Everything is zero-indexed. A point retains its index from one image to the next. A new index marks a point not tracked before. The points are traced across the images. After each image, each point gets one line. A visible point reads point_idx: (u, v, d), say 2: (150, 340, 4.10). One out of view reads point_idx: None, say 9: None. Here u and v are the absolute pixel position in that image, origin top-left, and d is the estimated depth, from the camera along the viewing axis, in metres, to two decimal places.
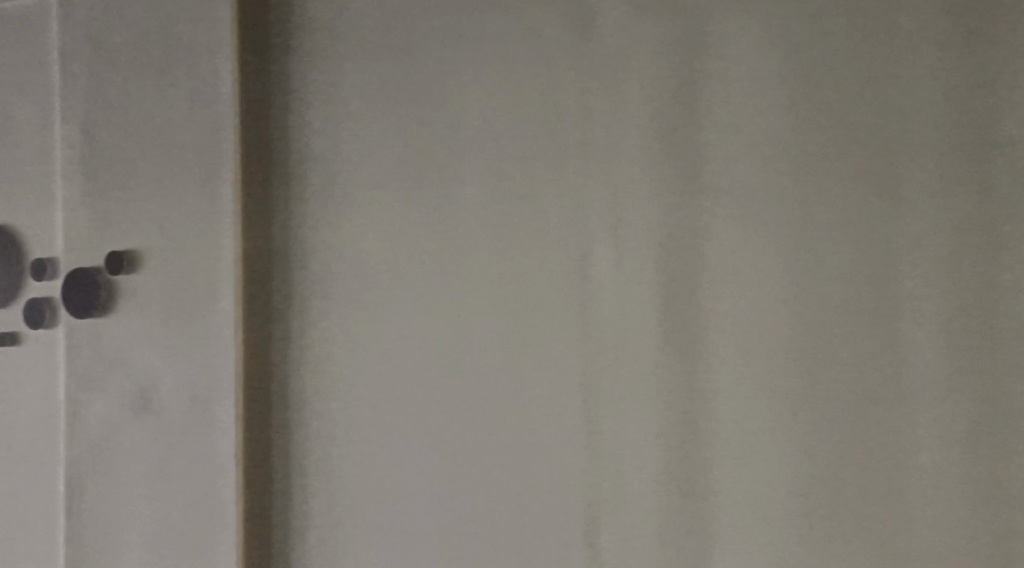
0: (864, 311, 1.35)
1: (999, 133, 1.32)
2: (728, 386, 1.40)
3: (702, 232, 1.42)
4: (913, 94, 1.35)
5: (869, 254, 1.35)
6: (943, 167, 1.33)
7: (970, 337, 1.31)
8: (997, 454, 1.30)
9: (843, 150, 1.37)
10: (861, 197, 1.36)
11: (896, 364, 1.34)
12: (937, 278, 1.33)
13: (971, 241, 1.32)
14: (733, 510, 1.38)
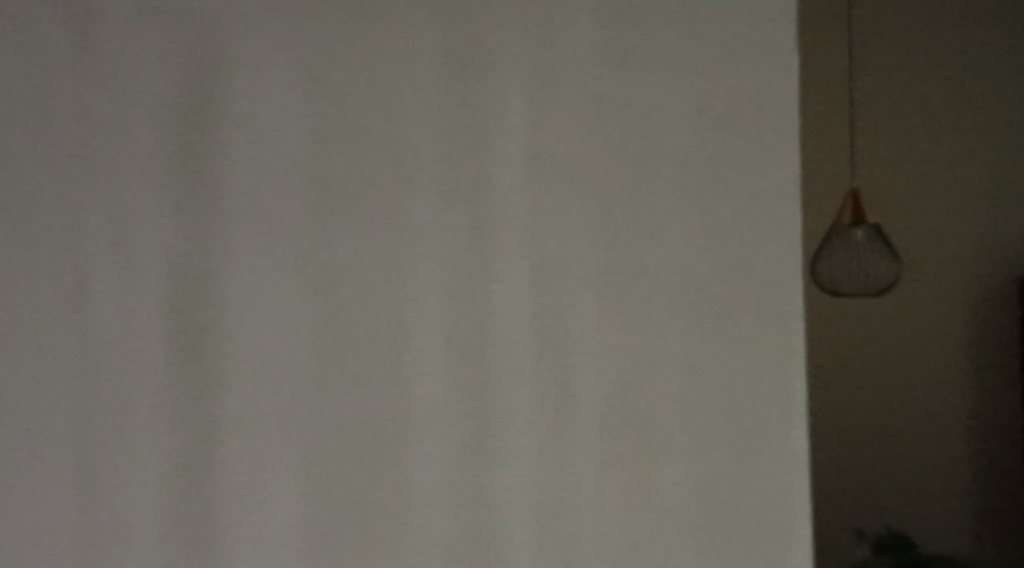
0: (330, 280, 1.01)
1: (499, 76, 1.03)
2: (460, 336, 1.02)
3: (347, 140, 1.02)
4: (398, 20, 1.03)
5: (365, 210, 1.02)
6: (430, 110, 1.03)
7: (453, 321, 1.02)
8: (480, 462, 1.01)
9: (340, 83, 1.02)
10: (597, 95, 1.03)
11: (668, 284, 1.03)
12: (463, 239, 1.02)
13: (456, 199, 1.02)
14: (220, 538, 1.00)
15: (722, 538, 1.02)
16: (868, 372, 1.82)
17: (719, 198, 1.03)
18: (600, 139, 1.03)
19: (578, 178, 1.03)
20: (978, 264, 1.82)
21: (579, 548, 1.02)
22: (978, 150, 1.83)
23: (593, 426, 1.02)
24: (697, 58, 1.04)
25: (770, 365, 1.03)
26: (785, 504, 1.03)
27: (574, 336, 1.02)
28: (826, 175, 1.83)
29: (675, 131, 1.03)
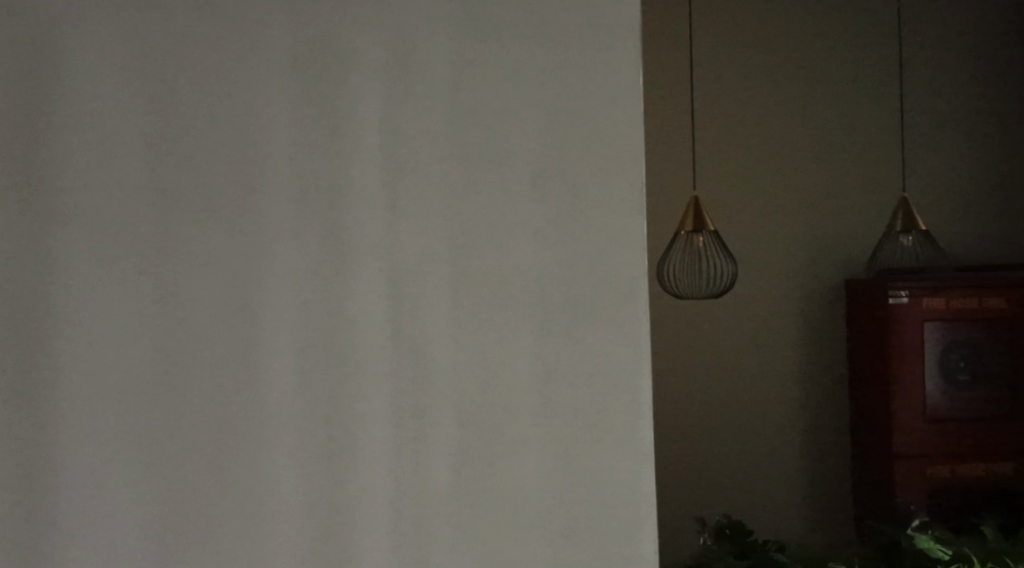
0: (182, 287, 1.02)
1: (353, 84, 1.04)
2: (313, 329, 1.03)
3: (197, 138, 1.03)
4: (252, 27, 1.04)
5: (216, 217, 1.03)
6: (284, 116, 1.04)
7: (305, 327, 1.03)
8: (333, 447, 1.04)
9: (191, 88, 1.03)
10: (449, 94, 1.05)
11: (518, 274, 1.06)
12: (316, 246, 1.03)
13: (307, 205, 1.03)
14: (73, 540, 1.01)
15: (573, 512, 1.06)
16: (705, 368, 1.91)
17: (568, 192, 1.06)
18: (454, 137, 1.05)
19: (432, 186, 1.05)
20: (807, 266, 1.93)
21: (430, 547, 1.05)
22: (808, 159, 1.94)
23: (445, 412, 1.05)
24: (550, 67, 1.06)
25: (620, 369, 1.07)
26: (632, 491, 1.07)
27: (426, 324, 1.04)
28: (669, 177, 1.90)
29: (525, 130, 1.06)
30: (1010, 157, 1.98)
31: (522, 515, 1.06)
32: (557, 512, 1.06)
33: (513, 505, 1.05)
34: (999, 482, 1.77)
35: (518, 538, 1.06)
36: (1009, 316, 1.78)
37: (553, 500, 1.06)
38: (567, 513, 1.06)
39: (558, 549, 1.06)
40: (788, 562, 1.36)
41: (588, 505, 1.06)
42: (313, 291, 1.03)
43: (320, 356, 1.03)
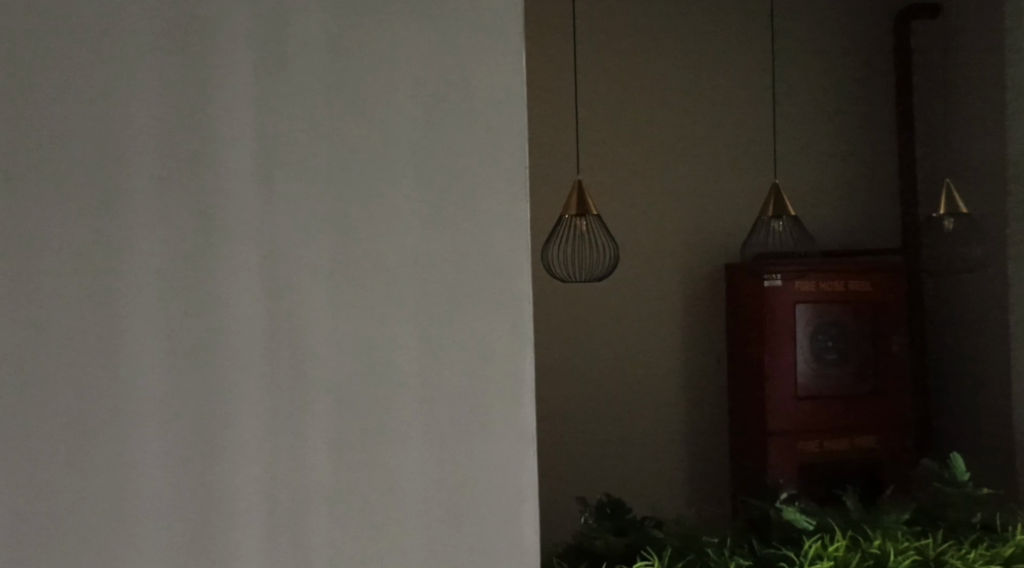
0: (42, 271, 0.98)
1: (228, 66, 1.01)
2: (184, 316, 1.00)
3: (61, 119, 0.99)
4: (121, 2, 1.00)
5: (77, 196, 0.99)
6: (149, 90, 1.00)
7: (164, 305, 1.00)
8: (204, 436, 1.01)
9: (55, 67, 0.99)
10: (330, 79, 1.03)
11: (398, 259, 1.05)
12: (180, 223, 1.00)
13: (168, 180, 1.00)
14: None
15: (452, 496, 1.07)
16: (588, 351, 1.93)
17: (450, 178, 1.06)
18: (334, 122, 1.03)
19: (312, 166, 1.03)
20: (686, 250, 1.98)
21: (305, 536, 1.03)
22: (688, 145, 1.98)
23: (322, 399, 1.03)
24: (431, 49, 1.06)
25: (502, 351, 1.08)
26: (512, 474, 1.08)
27: (303, 311, 1.03)
28: (553, 160, 1.90)
29: (406, 115, 1.05)
30: (877, 148, 2.08)
31: (401, 502, 1.05)
32: (436, 497, 1.06)
33: (392, 491, 1.05)
34: (862, 455, 1.89)
35: (396, 523, 1.05)
36: (872, 297, 1.89)
37: (433, 485, 1.06)
38: (446, 497, 1.06)
39: (436, 534, 1.06)
40: (666, 539, 1.39)
41: (467, 489, 1.07)
42: (184, 277, 1.00)
43: (191, 343, 1.01)
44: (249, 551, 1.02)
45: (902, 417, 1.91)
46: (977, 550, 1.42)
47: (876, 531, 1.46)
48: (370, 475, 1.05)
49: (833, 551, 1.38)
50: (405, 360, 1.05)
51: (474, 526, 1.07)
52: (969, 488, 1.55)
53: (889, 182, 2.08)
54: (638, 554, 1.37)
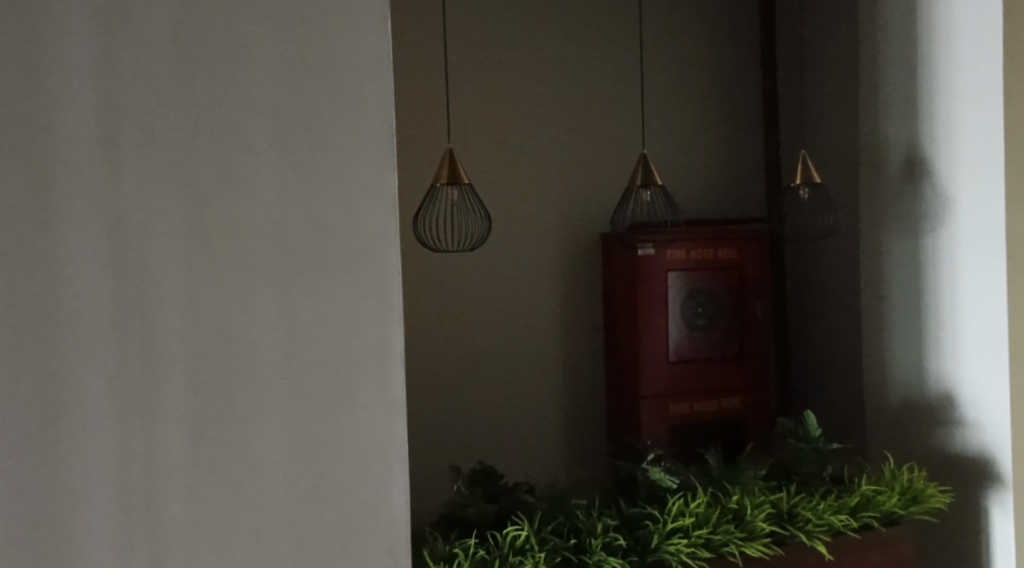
0: None
1: (83, 48, 1.04)
2: (40, 290, 1.03)
3: None
4: None
5: None
6: None
7: (10, 280, 1.02)
8: (59, 406, 1.04)
9: None
10: (187, 61, 1.07)
11: (258, 232, 1.09)
12: (26, 196, 1.03)
13: (12, 154, 1.02)
14: None
15: (314, 457, 1.12)
16: (461, 322, 1.88)
17: (307, 153, 1.11)
18: (192, 101, 1.07)
19: (175, 140, 1.06)
20: (562, 220, 1.97)
21: (164, 500, 1.07)
22: (559, 109, 1.96)
23: (182, 367, 1.07)
24: (295, 29, 1.10)
25: (368, 320, 1.13)
26: (377, 435, 1.14)
27: (160, 283, 1.06)
28: (419, 129, 1.84)
29: (262, 94, 1.09)
30: (741, 118, 2.13)
31: (263, 464, 1.10)
32: (298, 459, 1.11)
33: (254, 454, 1.10)
34: (729, 415, 2.00)
35: (257, 485, 1.10)
36: (737, 265, 2.00)
37: (295, 447, 1.11)
38: (310, 457, 1.11)
39: (300, 493, 1.11)
40: (535, 502, 1.44)
41: (328, 449, 1.12)
42: (41, 253, 1.03)
43: (49, 316, 1.03)
44: (104, 520, 1.05)
45: (759, 380, 2.05)
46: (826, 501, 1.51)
47: (734, 486, 1.54)
48: (231, 440, 1.09)
49: (694, 507, 1.43)
50: (266, 328, 1.10)
51: (338, 484, 1.12)
52: (818, 443, 1.63)
53: (752, 149, 2.14)
54: (508, 518, 1.40)
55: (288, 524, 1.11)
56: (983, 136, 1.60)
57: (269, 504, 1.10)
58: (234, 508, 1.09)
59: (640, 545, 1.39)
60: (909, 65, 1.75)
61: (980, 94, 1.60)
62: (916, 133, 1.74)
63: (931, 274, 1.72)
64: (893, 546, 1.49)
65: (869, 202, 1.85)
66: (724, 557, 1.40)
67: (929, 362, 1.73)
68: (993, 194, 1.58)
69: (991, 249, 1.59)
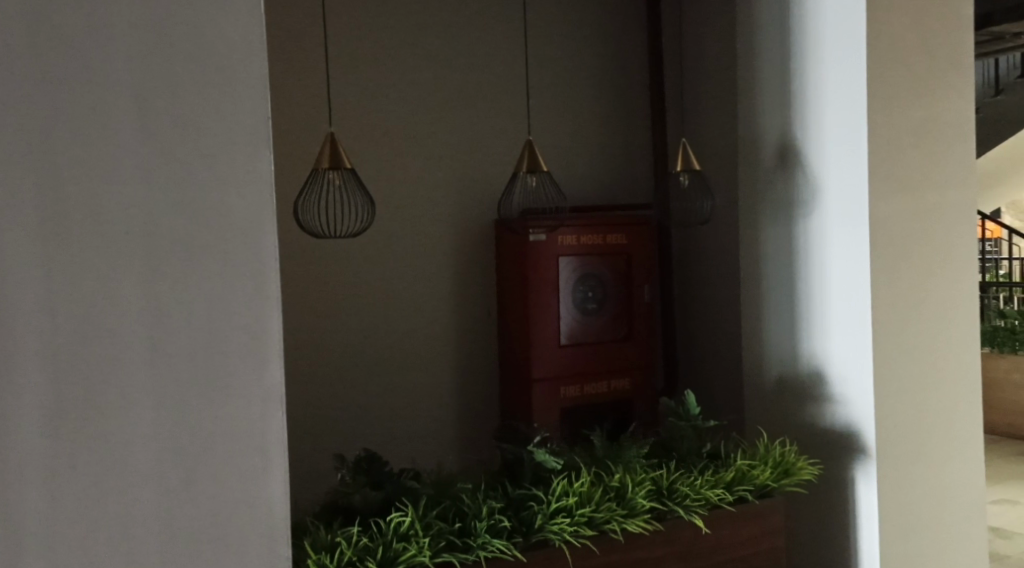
0: None
1: None
2: None
3: None
4: None
5: None
6: None
7: None
8: None
9: None
10: (46, 40, 1.02)
11: (124, 219, 1.06)
12: None
13: None
14: None
15: (185, 451, 1.09)
16: (346, 310, 1.86)
17: (175, 139, 1.08)
18: (51, 83, 1.02)
19: (29, 124, 1.02)
20: (448, 206, 1.96)
21: (24, 497, 1.02)
22: (445, 97, 1.96)
23: (41, 361, 1.02)
24: (165, 8, 1.07)
25: (244, 307, 1.11)
26: (253, 426, 1.12)
27: (15, 270, 1.01)
28: (301, 115, 1.81)
29: (127, 79, 1.05)
30: (621, 107, 2.17)
31: (131, 458, 1.06)
32: (171, 451, 1.08)
33: (120, 447, 1.06)
34: (616, 396, 2.01)
35: (125, 481, 1.06)
36: (626, 249, 2.01)
37: (165, 441, 1.08)
38: (182, 450, 1.09)
39: (171, 487, 1.08)
40: (420, 488, 1.43)
41: (200, 441, 1.09)
42: None
43: None
44: None
45: (648, 359, 2.06)
46: (702, 476, 1.56)
47: (616, 465, 1.57)
48: (94, 434, 1.05)
49: (577, 487, 1.46)
50: (131, 318, 1.06)
51: (212, 479, 1.10)
52: (697, 420, 1.68)
53: (633, 138, 2.18)
54: (392, 505, 1.40)
55: (157, 518, 1.08)
56: (851, 128, 1.66)
57: (137, 499, 1.07)
58: (100, 504, 1.05)
59: (524, 526, 1.41)
60: (781, 54, 1.81)
61: (849, 86, 1.66)
62: (787, 121, 1.80)
63: (804, 255, 1.78)
64: (764, 518, 1.56)
65: (746, 187, 1.91)
66: (606, 533, 1.42)
67: (800, 342, 1.80)
68: (857, 184, 1.65)
69: (856, 236, 1.66)
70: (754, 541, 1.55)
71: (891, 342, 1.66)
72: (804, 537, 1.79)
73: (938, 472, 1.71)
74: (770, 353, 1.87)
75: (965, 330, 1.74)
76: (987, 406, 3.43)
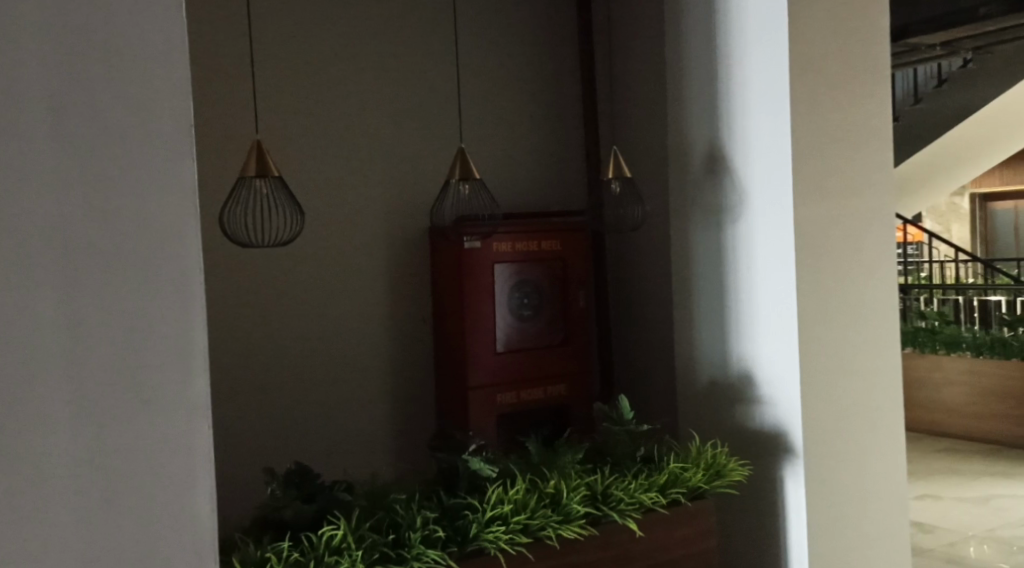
0: None
1: None
2: None
3: None
4: None
5: None
6: None
7: None
8: None
9: None
10: None
11: (39, 231, 1.02)
12: None
13: None
14: None
15: (106, 468, 1.05)
16: (276, 322, 1.83)
17: (93, 148, 1.05)
18: None
19: None
20: (380, 214, 1.95)
21: None
22: (376, 105, 1.94)
23: None
24: (78, 11, 1.04)
25: (168, 318, 1.09)
26: (177, 442, 1.09)
27: None
28: (228, 124, 1.78)
29: (41, 87, 1.02)
30: (553, 114, 2.18)
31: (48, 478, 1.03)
32: (90, 470, 1.05)
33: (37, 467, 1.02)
34: (552, 402, 2.02)
35: (43, 502, 1.03)
36: (560, 255, 2.01)
37: (85, 459, 1.04)
38: (103, 467, 1.05)
39: (93, 506, 1.05)
40: (353, 501, 1.41)
41: (123, 459, 1.06)
42: None
43: None
44: None
45: (583, 364, 2.06)
46: (637, 481, 1.57)
47: (551, 471, 1.57)
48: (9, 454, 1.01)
49: (512, 495, 1.45)
50: (48, 333, 1.03)
51: (135, 497, 1.07)
52: (631, 425, 1.69)
53: (565, 145, 2.19)
54: (324, 519, 1.37)
55: (77, 540, 1.04)
56: (776, 134, 1.69)
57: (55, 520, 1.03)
58: (15, 527, 1.01)
59: (459, 536, 1.40)
60: (708, 60, 1.83)
61: (773, 92, 1.69)
62: (715, 128, 1.83)
63: (733, 259, 1.81)
64: (697, 520, 1.57)
65: (676, 193, 1.94)
66: (542, 540, 1.42)
67: (730, 345, 1.82)
68: (782, 189, 1.68)
69: (783, 240, 1.69)
70: (687, 543, 1.57)
71: (817, 343, 1.69)
72: (736, 538, 1.81)
73: (863, 469, 1.75)
74: (701, 357, 1.89)
75: (887, 331, 1.78)
76: (911, 404, 3.53)
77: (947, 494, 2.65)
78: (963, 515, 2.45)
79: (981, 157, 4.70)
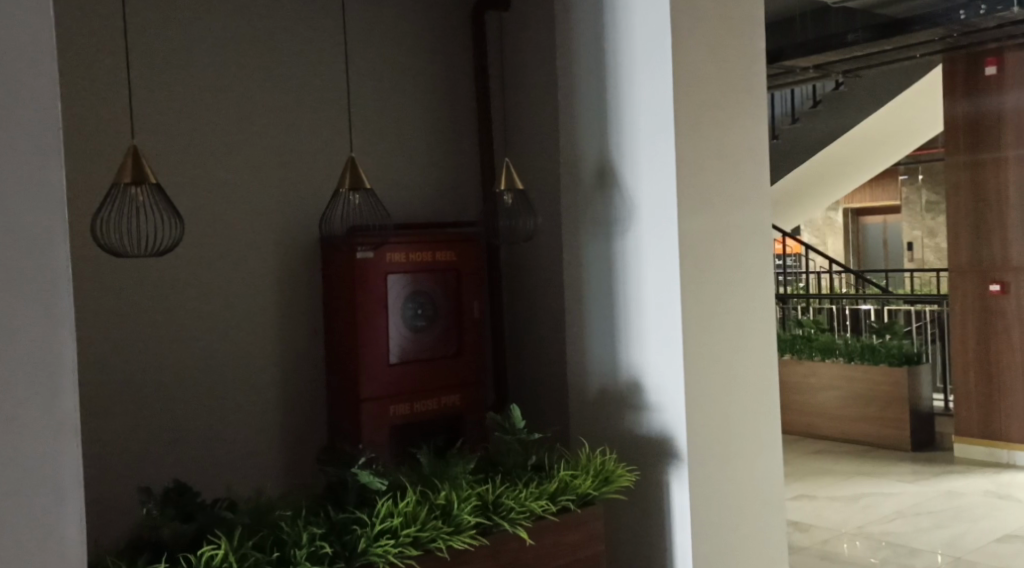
0: None
1: None
2: None
3: None
4: None
5: None
6: None
7: None
8: None
9: None
10: None
11: None
12: None
13: None
14: None
15: None
16: (156, 336, 1.76)
17: None
18: None
19: None
20: (265, 224, 1.90)
21: None
22: (262, 114, 1.90)
23: None
24: None
25: (35, 331, 1.03)
26: (45, 461, 1.04)
27: None
28: (105, 131, 1.71)
29: None
30: (444, 126, 2.17)
31: None
32: None
33: None
34: (445, 413, 2.00)
35: None
36: (454, 266, 2.00)
37: None
38: None
39: None
40: (235, 519, 1.37)
41: None
42: None
43: None
44: None
45: (476, 375, 2.05)
46: (528, 489, 1.57)
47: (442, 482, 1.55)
48: None
49: (402, 507, 1.43)
50: None
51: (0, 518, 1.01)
52: (523, 434, 1.70)
53: (456, 157, 2.19)
54: (204, 539, 1.33)
55: None
56: (663, 145, 1.72)
57: None
58: None
59: (347, 550, 1.37)
60: (597, 73, 1.86)
61: (660, 104, 1.72)
62: (604, 139, 1.85)
63: (622, 267, 1.83)
64: (585, 527, 1.58)
65: (567, 204, 1.95)
66: (432, 552, 1.40)
67: (620, 353, 1.85)
68: (669, 199, 1.71)
69: (669, 249, 1.72)
70: (576, 548, 1.58)
71: (701, 349, 1.73)
72: (625, 544, 1.83)
73: (744, 472, 1.80)
74: (592, 366, 1.91)
75: (768, 337, 1.83)
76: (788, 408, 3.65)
77: (820, 493, 2.75)
78: (835, 513, 2.54)
79: (850, 176, 4.90)
